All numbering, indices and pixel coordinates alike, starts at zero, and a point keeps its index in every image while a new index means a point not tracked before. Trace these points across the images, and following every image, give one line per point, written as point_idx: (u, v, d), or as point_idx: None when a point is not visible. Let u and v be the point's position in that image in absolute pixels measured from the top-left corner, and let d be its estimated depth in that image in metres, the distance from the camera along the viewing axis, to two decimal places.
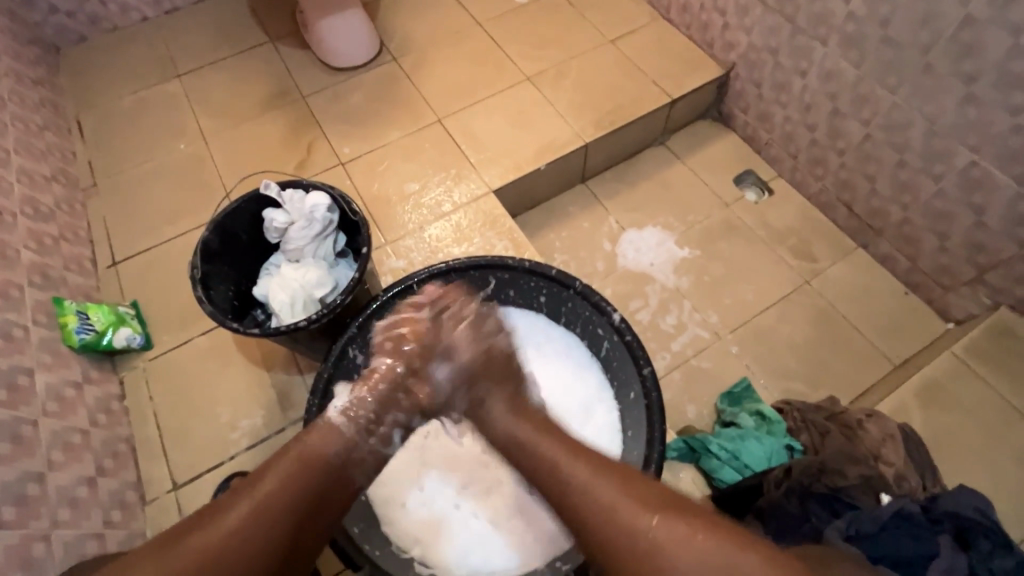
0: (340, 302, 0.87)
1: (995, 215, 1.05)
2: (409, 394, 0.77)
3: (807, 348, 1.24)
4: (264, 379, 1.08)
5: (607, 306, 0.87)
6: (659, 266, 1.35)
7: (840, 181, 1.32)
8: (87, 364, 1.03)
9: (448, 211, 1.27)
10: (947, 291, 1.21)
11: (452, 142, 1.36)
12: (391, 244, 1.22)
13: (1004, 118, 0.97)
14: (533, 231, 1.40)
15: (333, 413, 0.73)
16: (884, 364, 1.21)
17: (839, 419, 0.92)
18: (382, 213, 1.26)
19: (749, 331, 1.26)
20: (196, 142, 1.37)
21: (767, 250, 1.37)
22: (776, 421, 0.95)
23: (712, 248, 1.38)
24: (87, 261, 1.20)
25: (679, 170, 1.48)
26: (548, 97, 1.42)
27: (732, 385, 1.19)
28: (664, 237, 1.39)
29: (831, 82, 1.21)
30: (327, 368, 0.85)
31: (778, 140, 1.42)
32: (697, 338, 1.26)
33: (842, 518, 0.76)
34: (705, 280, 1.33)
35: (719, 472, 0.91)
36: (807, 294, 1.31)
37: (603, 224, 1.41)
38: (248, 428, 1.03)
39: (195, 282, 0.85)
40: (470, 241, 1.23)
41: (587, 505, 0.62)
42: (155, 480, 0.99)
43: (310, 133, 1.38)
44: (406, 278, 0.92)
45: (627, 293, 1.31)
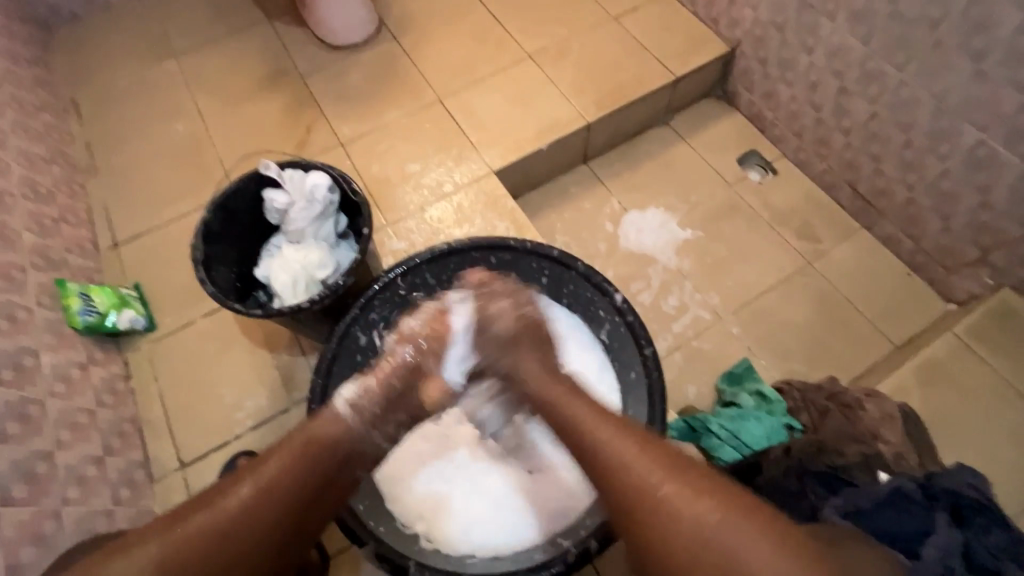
0: (342, 283, 0.87)
1: (1001, 195, 1.04)
2: (425, 380, 0.78)
3: (808, 328, 1.24)
4: (268, 360, 1.08)
5: (609, 287, 0.87)
6: (661, 248, 1.35)
7: (845, 161, 1.31)
8: (92, 345, 1.03)
9: (449, 192, 1.26)
10: (950, 272, 1.21)
11: (452, 121, 1.34)
12: (392, 225, 1.22)
13: (1013, 95, 0.95)
14: (534, 212, 1.40)
15: (340, 403, 0.71)
16: (885, 345, 1.22)
17: (838, 398, 0.92)
18: (383, 194, 1.26)
19: (751, 312, 1.27)
20: (194, 123, 1.36)
21: (770, 231, 1.36)
22: (776, 400, 0.97)
23: (715, 229, 1.37)
24: (88, 243, 1.20)
25: (682, 150, 1.47)
26: (550, 75, 1.39)
27: (733, 365, 1.19)
28: (666, 218, 1.38)
29: (838, 59, 1.19)
30: (331, 348, 0.86)
31: (783, 119, 1.40)
32: (698, 319, 1.26)
33: (840, 496, 0.76)
34: (707, 261, 1.33)
35: (719, 451, 0.92)
36: (810, 275, 1.30)
37: (605, 204, 1.40)
38: (252, 408, 1.04)
39: (197, 263, 0.85)
40: (471, 222, 1.23)
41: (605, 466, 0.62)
42: (162, 459, 1.00)
43: (308, 113, 1.36)
44: (408, 260, 0.92)
45: (628, 275, 1.31)
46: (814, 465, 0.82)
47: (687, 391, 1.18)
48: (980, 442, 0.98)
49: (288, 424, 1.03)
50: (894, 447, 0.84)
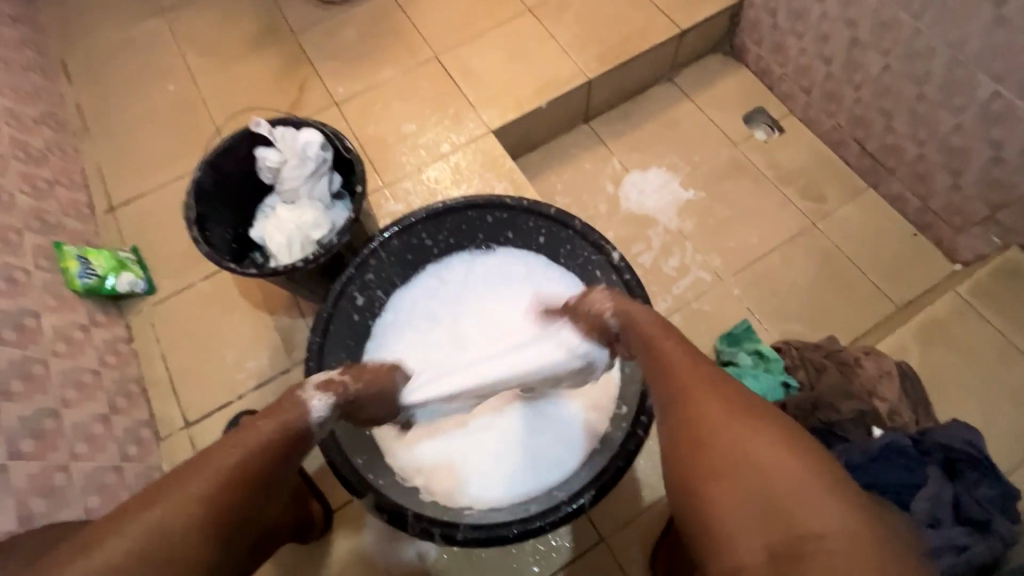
0: (337, 242, 0.86)
1: (1015, 150, 1.01)
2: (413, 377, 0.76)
3: (810, 289, 1.23)
4: (268, 322, 1.09)
5: (607, 245, 0.85)
6: (662, 209, 1.32)
7: (854, 118, 1.26)
8: (92, 307, 1.04)
9: (446, 152, 1.24)
10: (957, 232, 1.19)
11: (449, 79, 1.30)
12: (389, 187, 1.20)
13: None
14: (534, 173, 1.37)
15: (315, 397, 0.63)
16: (887, 306, 1.20)
17: (835, 356, 0.93)
18: (379, 155, 1.23)
19: (752, 273, 1.25)
20: (185, 83, 1.33)
21: (774, 191, 1.34)
22: (774, 359, 0.96)
23: (718, 190, 1.34)
24: (84, 206, 1.19)
25: (686, 108, 1.42)
26: (550, 29, 1.34)
27: (733, 326, 1.19)
28: (668, 179, 1.36)
29: (851, 8, 1.14)
30: (327, 307, 0.84)
31: (791, 74, 1.35)
32: (699, 281, 1.25)
33: (833, 450, 0.78)
34: (709, 222, 1.31)
35: None
36: (814, 236, 1.28)
37: (606, 165, 1.37)
38: (254, 369, 1.06)
39: (191, 222, 0.84)
40: (469, 183, 1.21)
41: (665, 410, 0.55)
42: (167, 418, 1.02)
43: (301, 72, 1.32)
44: (405, 217, 0.89)
45: (629, 236, 1.29)
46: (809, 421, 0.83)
47: None
48: (978, 400, 0.98)
49: (289, 384, 1.04)
50: (888, 403, 0.85)
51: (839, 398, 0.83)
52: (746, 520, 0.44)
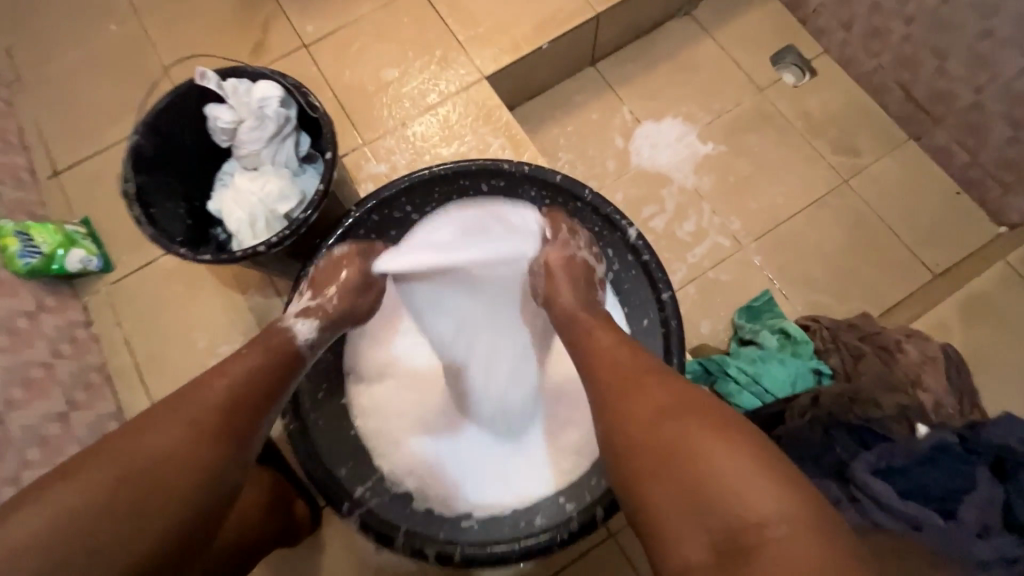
0: (306, 219, 0.73)
1: None
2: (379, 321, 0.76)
3: (839, 256, 1.12)
4: (240, 303, 0.98)
5: (621, 219, 0.74)
6: (678, 165, 1.18)
7: (902, 58, 1.10)
8: (40, 290, 0.93)
9: (434, 103, 1.08)
10: (1007, 191, 1.06)
11: (435, 15, 1.12)
12: (369, 145, 1.05)
13: None
14: (534, 125, 1.22)
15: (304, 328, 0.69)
16: (922, 274, 1.09)
17: (874, 339, 0.83)
18: (357, 107, 1.08)
19: (777, 238, 1.13)
20: (128, 21, 1.14)
21: (803, 144, 1.19)
22: (802, 341, 0.86)
23: (740, 143, 1.20)
24: (23, 171, 1.05)
25: (706, 47, 1.25)
26: None
27: (753, 298, 1.09)
28: (685, 131, 1.21)
29: None
30: (299, 296, 0.74)
31: (830, 6, 1.17)
32: (717, 247, 1.13)
33: (873, 451, 0.69)
34: (729, 181, 1.17)
35: (736, 397, 0.84)
36: (846, 196, 1.15)
37: (615, 115, 1.22)
38: (228, 354, 0.96)
39: (130, 199, 0.70)
40: (461, 139, 1.06)
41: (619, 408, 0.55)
42: (136, 409, 0.93)
43: (263, 7, 1.14)
44: (386, 188, 0.78)
45: (640, 198, 1.16)
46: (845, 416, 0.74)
47: (700, 327, 1.08)
48: None
49: None
50: (935, 396, 0.75)
51: (881, 391, 0.74)
52: (679, 515, 0.47)
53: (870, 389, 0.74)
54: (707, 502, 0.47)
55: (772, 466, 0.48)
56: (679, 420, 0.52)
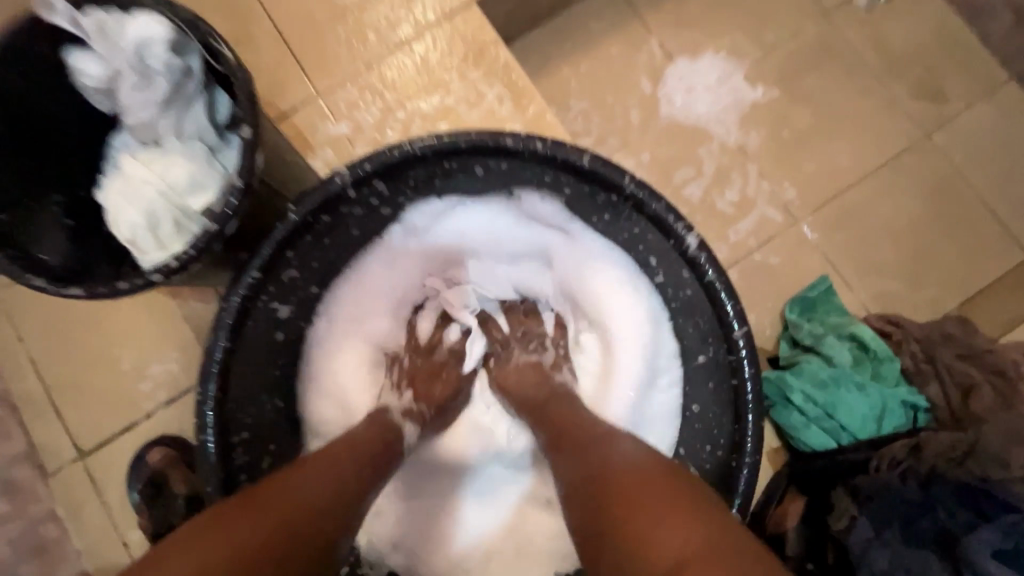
0: (222, 224, 0.50)
1: None
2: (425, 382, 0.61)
3: (914, 232, 0.91)
4: (173, 310, 0.77)
5: (677, 222, 0.51)
6: (719, 116, 0.94)
7: None
8: None
9: (408, 37, 0.81)
10: None
11: None
12: (325, 97, 0.80)
13: None
14: (538, 65, 0.95)
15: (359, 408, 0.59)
16: (1015, 254, 0.90)
17: (982, 361, 0.66)
18: (306, 44, 0.81)
19: (841, 210, 0.92)
20: None
21: (877, 87, 0.95)
22: (885, 360, 0.68)
23: (799, 86, 0.95)
24: None
25: None
26: None
27: (807, 286, 0.88)
28: (729, 70, 0.95)
29: None
30: (220, 339, 0.50)
31: None
32: (766, 222, 0.92)
33: (994, 526, 0.55)
34: (783, 136, 0.94)
35: (801, 432, 0.67)
36: (927, 154, 0.93)
37: (641, 49, 0.95)
38: (163, 376, 0.77)
39: None
40: (446, 87, 0.80)
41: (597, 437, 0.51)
42: (52, 446, 0.75)
43: None
44: (343, 176, 0.53)
45: (673, 159, 0.93)
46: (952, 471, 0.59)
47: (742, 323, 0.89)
48: None
49: None
50: None
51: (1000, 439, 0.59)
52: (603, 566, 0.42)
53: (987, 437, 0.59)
54: (622, 554, 0.41)
55: (718, 549, 0.39)
56: (640, 469, 0.46)
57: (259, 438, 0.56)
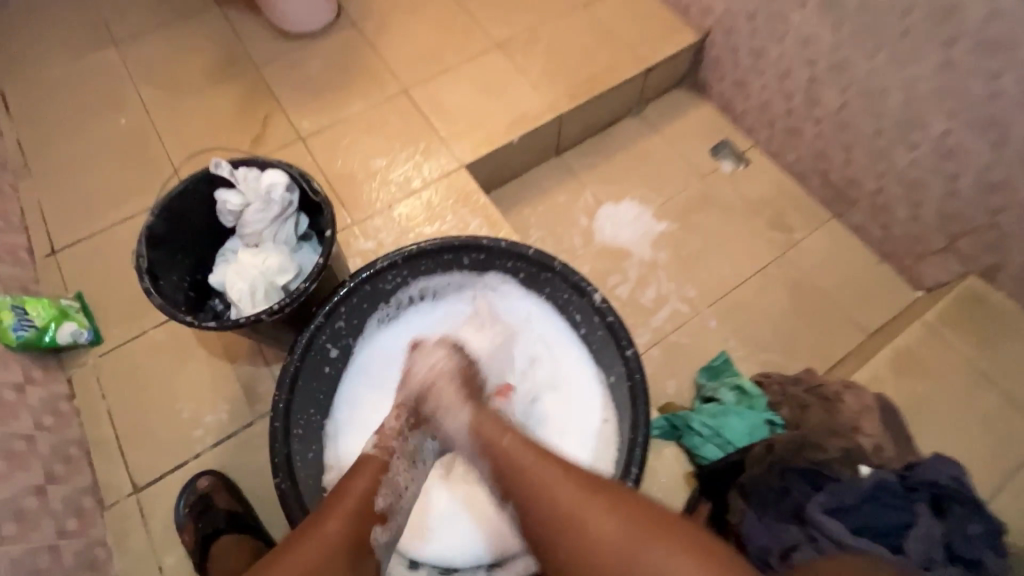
0: (305, 288, 0.80)
1: (967, 183, 1.05)
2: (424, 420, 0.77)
3: (783, 319, 1.24)
4: (228, 372, 1.01)
5: (587, 286, 0.83)
6: (636, 240, 1.32)
7: (816, 151, 1.30)
8: (29, 362, 0.95)
9: (418, 187, 1.21)
10: (919, 259, 1.22)
11: (420, 114, 1.28)
12: (358, 225, 1.16)
13: (980, 83, 0.95)
14: (508, 207, 1.35)
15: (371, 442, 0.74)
16: (857, 334, 1.23)
17: (818, 391, 0.93)
18: (348, 192, 1.19)
19: (729, 304, 1.25)
20: (138, 117, 1.26)
21: (743, 222, 1.35)
22: (756, 395, 0.96)
23: (690, 221, 1.35)
24: (22, 251, 1.09)
25: (655, 141, 1.44)
26: (520, 65, 1.35)
27: (711, 359, 1.18)
28: (641, 211, 1.36)
29: (810, 47, 1.18)
30: (294, 360, 0.78)
31: (755, 109, 1.38)
32: (676, 312, 1.24)
33: (822, 491, 0.76)
34: (682, 254, 1.31)
35: (702, 449, 0.91)
36: (784, 266, 1.30)
37: (579, 198, 1.37)
38: (213, 424, 0.98)
39: (142, 272, 0.78)
40: (442, 220, 1.18)
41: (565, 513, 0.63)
42: (113, 482, 0.93)
43: (264, 106, 1.27)
44: (381, 260, 0.84)
45: (605, 270, 1.28)
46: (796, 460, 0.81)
47: (666, 387, 1.17)
48: (956, 428, 0.98)
49: (253, 439, 0.97)
50: (875, 439, 0.84)
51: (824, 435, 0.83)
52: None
53: (815, 434, 0.83)
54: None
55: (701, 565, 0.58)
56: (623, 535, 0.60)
57: (308, 437, 0.79)
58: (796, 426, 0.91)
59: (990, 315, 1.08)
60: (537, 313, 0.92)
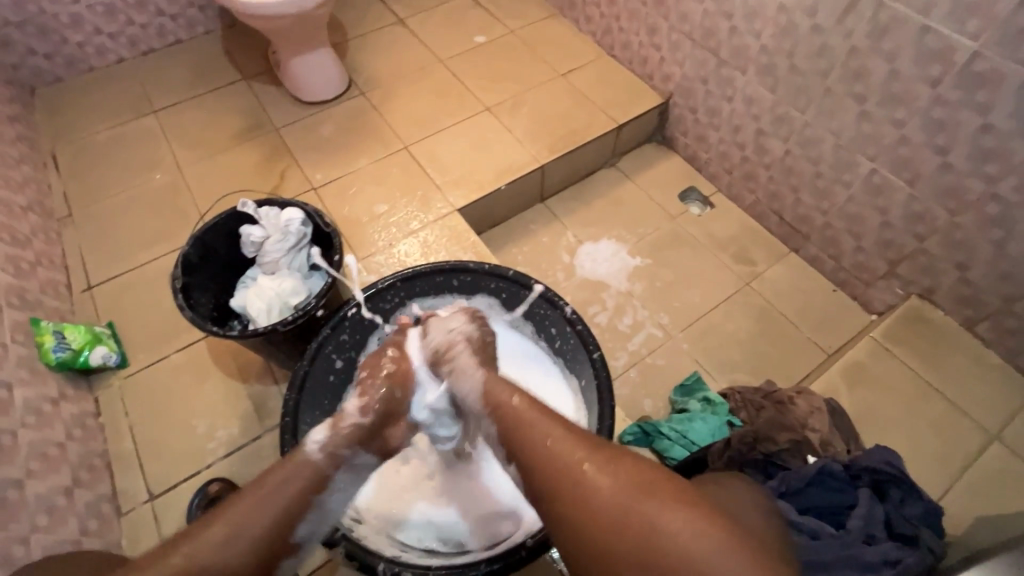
0: (314, 305, 0.94)
1: (896, 214, 1.19)
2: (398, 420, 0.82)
3: (749, 342, 1.35)
4: (240, 391, 1.12)
5: (560, 300, 0.95)
6: (613, 274, 1.46)
7: (769, 193, 1.46)
8: (63, 381, 1.05)
9: (416, 228, 1.36)
10: (868, 285, 1.34)
11: (418, 166, 1.46)
12: (362, 261, 1.30)
13: (892, 130, 1.12)
14: (497, 246, 1.50)
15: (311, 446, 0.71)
16: (819, 354, 1.33)
17: (772, 396, 1.03)
18: (354, 233, 1.35)
19: (699, 329, 1.37)
20: (172, 172, 1.44)
21: (710, 256, 1.49)
22: (719, 402, 1.07)
23: (662, 257, 1.49)
24: (63, 286, 1.23)
25: (628, 188, 1.61)
26: (506, 124, 1.54)
27: (685, 378, 1.28)
28: (618, 248, 1.50)
29: (753, 105, 1.36)
30: (303, 366, 0.90)
31: (715, 158, 1.56)
32: (651, 336, 1.36)
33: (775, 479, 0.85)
34: (656, 286, 1.44)
35: (670, 450, 1.01)
36: (748, 295, 1.42)
37: (561, 237, 1.52)
38: (225, 437, 1.07)
39: (177, 291, 0.92)
40: (437, 255, 1.32)
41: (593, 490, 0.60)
42: (130, 491, 1.01)
43: (282, 162, 1.46)
44: (383, 281, 0.98)
45: (585, 300, 1.41)
46: (749, 454, 0.91)
47: (643, 405, 1.26)
48: (904, 434, 1.08)
49: (260, 450, 1.06)
50: (820, 434, 0.94)
51: (774, 430, 0.93)
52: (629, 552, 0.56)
53: (766, 429, 0.93)
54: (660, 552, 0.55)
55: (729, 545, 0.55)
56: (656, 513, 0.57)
57: None
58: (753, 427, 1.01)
59: (932, 332, 1.20)
60: (521, 338, 1.03)
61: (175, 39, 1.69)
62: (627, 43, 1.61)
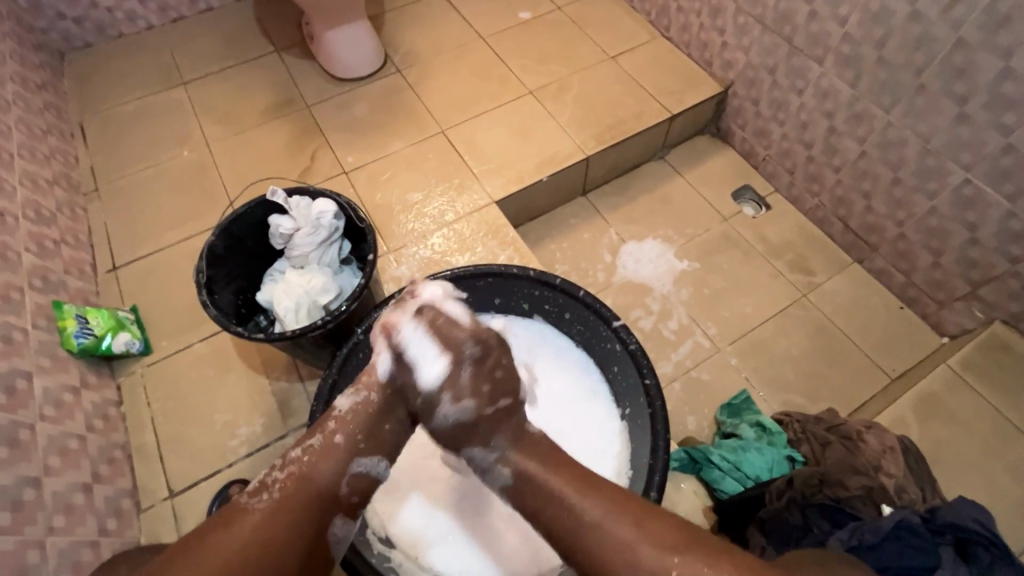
0: (344, 309, 0.88)
1: (989, 231, 1.06)
2: None
3: (803, 360, 1.25)
4: (264, 388, 1.07)
5: (609, 314, 0.91)
6: (657, 276, 1.36)
7: (836, 198, 1.33)
8: (85, 368, 1.02)
9: (450, 220, 1.28)
10: (942, 306, 1.22)
11: (455, 154, 1.37)
12: (393, 252, 1.23)
13: (996, 138, 0.98)
14: (534, 242, 1.41)
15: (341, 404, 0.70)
16: (882, 378, 1.22)
17: (839, 430, 1.00)
18: (385, 222, 1.27)
19: (749, 343, 1.27)
20: (199, 149, 1.38)
21: (765, 264, 1.37)
22: (776, 432, 1.04)
23: (712, 261, 1.38)
24: (87, 265, 1.19)
25: (678, 184, 1.49)
26: (550, 111, 1.43)
27: (732, 397, 1.19)
28: (664, 250, 1.39)
29: (828, 100, 1.23)
30: (331, 373, 0.86)
31: (775, 156, 1.42)
32: (697, 347, 1.27)
33: (845, 530, 0.81)
34: (704, 292, 1.33)
35: (720, 483, 0.99)
36: (805, 308, 1.31)
37: (603, 235, 1.41)
38: (247, 436, 1.03)
39: (200, 286, 0.88)
40: (472, 250, 1.24)
41: (605, 514, 0.58)
42: (152, 487, 0.99)
43: (313, 142, 1.38)
44: (418, 284, 0.93)
45: (628, 304, 1.32)
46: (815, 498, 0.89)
47: (686, 421, 1.18)
48: (980, 480, 0.99)
49: (283, 452, 1.01)
50: (895, 479, 0.91)
51: (845, 475, 0.92)
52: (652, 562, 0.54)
53: (835, 473, 0.92)
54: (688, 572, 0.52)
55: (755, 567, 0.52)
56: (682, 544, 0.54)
57: None
58: (815, 462, 0.99)
59: (1018, 363, 1.08)
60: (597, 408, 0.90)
61: (205, 6, 1.61)
62: (687, 24, 1.47)
